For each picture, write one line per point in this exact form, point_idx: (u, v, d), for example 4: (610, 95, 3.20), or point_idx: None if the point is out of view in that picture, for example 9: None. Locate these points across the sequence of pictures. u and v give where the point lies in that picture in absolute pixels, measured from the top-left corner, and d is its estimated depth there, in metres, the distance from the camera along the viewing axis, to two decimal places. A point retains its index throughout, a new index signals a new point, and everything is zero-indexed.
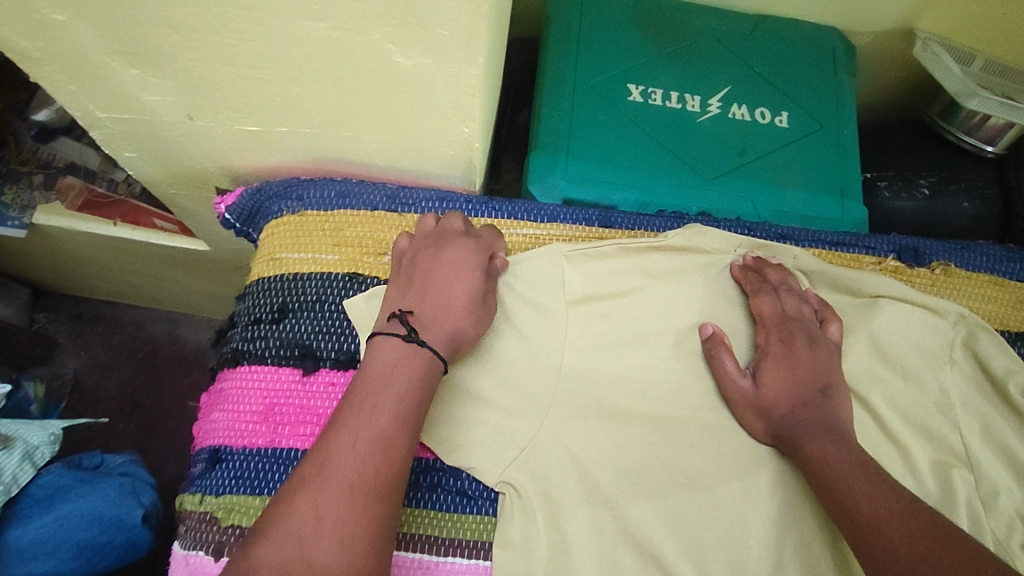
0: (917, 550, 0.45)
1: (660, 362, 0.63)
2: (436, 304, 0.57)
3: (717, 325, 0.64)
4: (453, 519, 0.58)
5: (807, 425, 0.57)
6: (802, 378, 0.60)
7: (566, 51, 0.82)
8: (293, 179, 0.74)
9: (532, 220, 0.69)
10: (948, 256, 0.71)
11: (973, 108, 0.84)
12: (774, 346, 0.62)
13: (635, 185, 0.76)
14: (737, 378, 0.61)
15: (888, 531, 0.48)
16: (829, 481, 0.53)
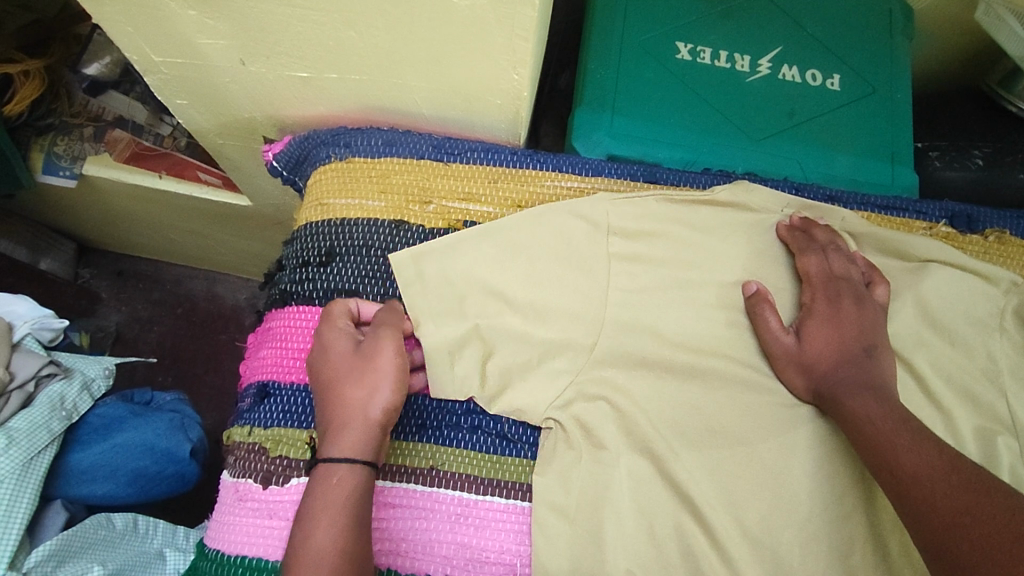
0: (957, 502, 0.45)
1: (702, 319, 0.63)
2: (332, 417, 0.53)
3: (762, 284, 0.64)
4: (492, 460, 0.59)
5: (851, 383, 0.57)
6: (846, 336, 0.59)
7: (613, 9, 0.81)
8: (340, 128, 0.75)
9: (576, 173, 0.68)
10: (1002, 223, 0.69)
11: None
12: (819, 305, 0.61)
13: (680, 144, 0.76)
14: (780, 334, 0.60)
15: (928, 485, 0.47)
16: (870, 437, 0.53)
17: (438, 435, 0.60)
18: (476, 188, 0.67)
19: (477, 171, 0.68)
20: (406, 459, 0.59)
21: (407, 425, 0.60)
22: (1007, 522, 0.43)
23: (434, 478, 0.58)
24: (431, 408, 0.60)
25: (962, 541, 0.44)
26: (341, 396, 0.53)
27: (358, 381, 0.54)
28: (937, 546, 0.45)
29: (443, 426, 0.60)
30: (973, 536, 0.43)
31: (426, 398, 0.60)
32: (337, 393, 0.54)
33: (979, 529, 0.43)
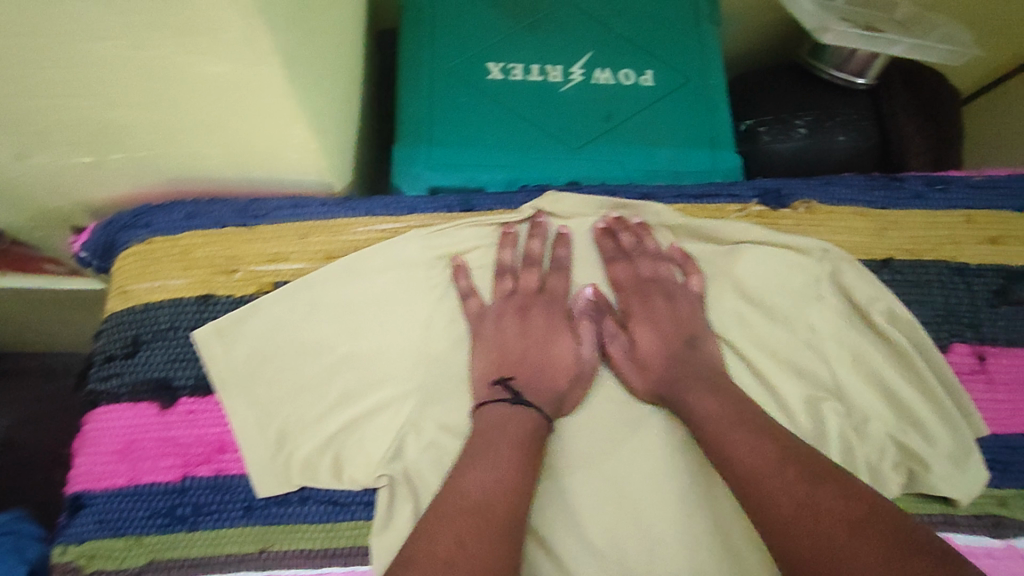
0: (790, 492, 0.47)
1: (534, 320, 0.63)
2: (530, 371, 0.61)
3: (596, 288, 0.66)
4: (327, 529, 0.56)
5: (687, 378, 0.59)
6: (669, 330, 0.63)
7: (420, 38, 0.79)
8: (146, 204, 0.71)
9: (389, 214, 0.67)
10: (810, 193, 0.71)
11: (832, 44, 0.80)
12: (632, 304, 0.65)
13: (502, 164, 0.75)
14: (575, 359, 0.62)
15: (765, 476, 0.49)
16: (709, 430, 0.54)
17: (254, 515, 0.56)
18: (286, 247, 0.65)
19: (285, 230, 0.66)
20: (218, 548, 0.55)
21: (217, 510, 0.56)
22: (843, 512, 0.44)
23: (264, 560, 0.55)
24: (240, 487, 0.57)
25: (796, 529, 0.45)
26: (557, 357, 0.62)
27: (565, 358, 0.62)
28: (781, 543, 0.45)
29: (260, 502, 0.57)
30: (809, 526, 0.44)
31: (236, 476, 0.57)
32: (550, 355, 0.62)
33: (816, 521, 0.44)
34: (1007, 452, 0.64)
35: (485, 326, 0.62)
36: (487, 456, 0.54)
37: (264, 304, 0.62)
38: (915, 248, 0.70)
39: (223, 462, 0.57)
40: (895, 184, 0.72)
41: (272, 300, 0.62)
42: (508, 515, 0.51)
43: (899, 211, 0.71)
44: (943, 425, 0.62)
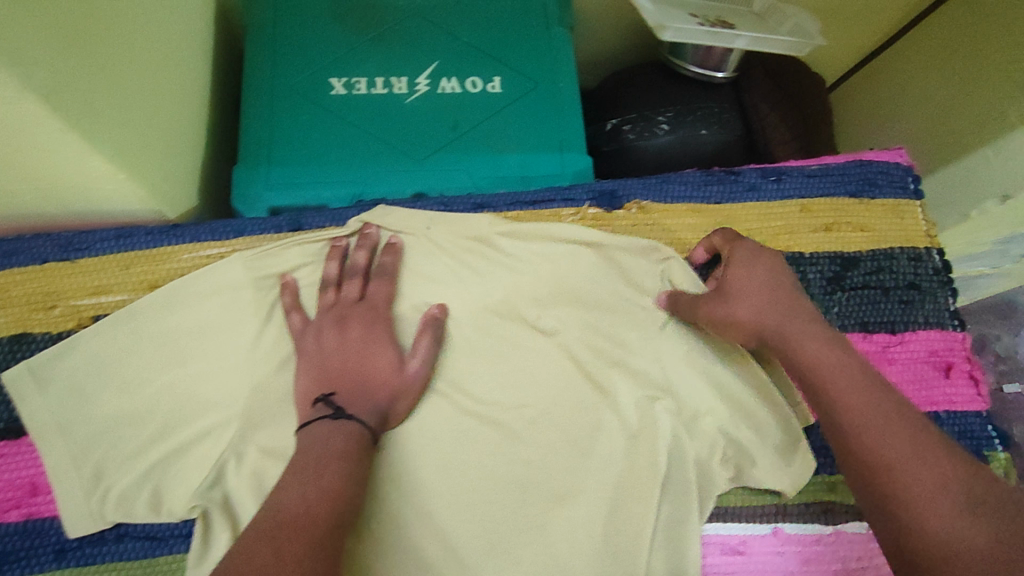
0: (929, 474, 0.45)
1: (355, 332, 0.60)
2: (349, 379, 0.58)
3: (440, 305, 0.64)
4: (143, 565, 0.58)
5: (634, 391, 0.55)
6: (767, 297, 0.57)
7: (261, 57, 0.78)
8: None
9: (214, 240, 0.66)
10: (646, 194, 0.71)
11: (671, 39, 0.80)
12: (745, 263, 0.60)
13: (345, 180, 0.74)
14: (395, 371, 0.60)
15: (898, 456, 0.46)
16: (859, 398, 0.50)
17: (68, 557, 0.57)
18: (108, 279, 0.64)
19: (107, 261, 0.65)
20: None
21: (29, 555, 0.57)
22: (933, 459, 0.46)
23: None
24: (52, 531, 0.58)
25: (932, 523, 0.43)
26: (378, 369, 0.59)
27: (388, 369, 0.60)
28: (898, 517, 0.44)
29: (74, 543, 0.58)
30: (941, 519, 0.42)
31: (47, 520, 0.58)
32: (371, 368, 0.59)
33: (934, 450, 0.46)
34: None
35: (308, 344, 0.60)
36: (300, 467, 0.51)
37: (85, 336, 0.61)
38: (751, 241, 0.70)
39: (35, 507, 0.58)
40: (730, 178, 0.72)
41: (92, 333, 0.61)
42: (322, 525, 0.46)
43: (734, 205, 0.72)
44: (774, 418, 0.64)
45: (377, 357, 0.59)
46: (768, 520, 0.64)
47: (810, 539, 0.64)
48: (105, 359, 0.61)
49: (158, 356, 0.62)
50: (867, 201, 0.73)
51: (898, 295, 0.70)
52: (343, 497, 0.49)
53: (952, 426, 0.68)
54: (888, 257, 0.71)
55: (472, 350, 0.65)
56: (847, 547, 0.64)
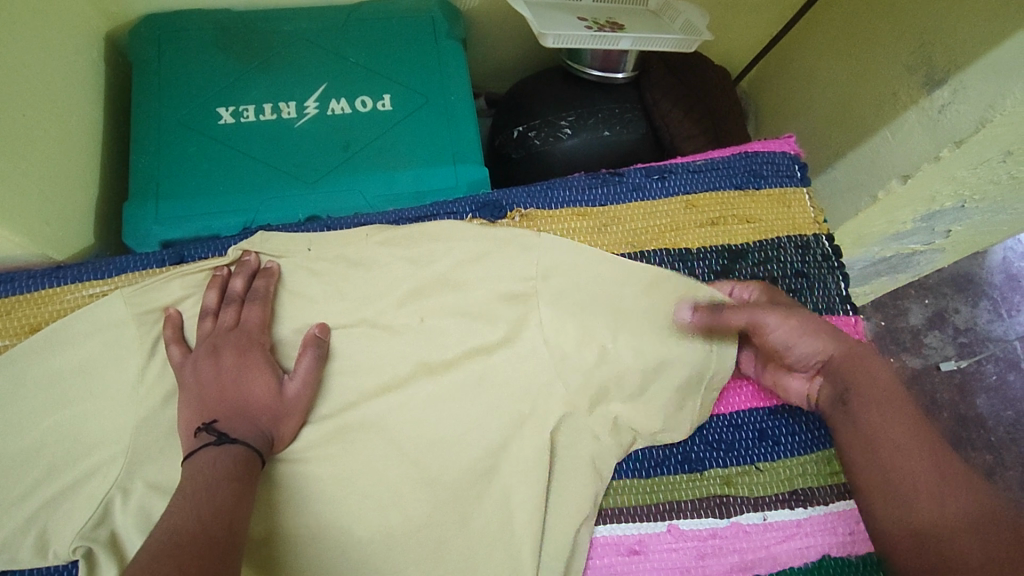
0: (896, 460, 0.56)
1: (231, 359, 0.59)
2: (229, 403, 0.57)
3: (322, 323, 0.64)
4: None
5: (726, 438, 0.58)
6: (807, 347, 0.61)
7: (148, 92, 0.78)
8: None
9: (97, 278, 0.66)
10: (531, 202, 0.71)
11: (552, 47, 0.81)
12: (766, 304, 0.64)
13: (235, 209, 0.74)
14: (275, 394, 0.59)
15: (879, 443, 0.57)
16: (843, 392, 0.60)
17: None
18: None
19: None
20: None
21: None
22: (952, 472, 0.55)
23: None
24: None
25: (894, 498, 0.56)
26: (258, 393, 0.59)
27: (270, 391, 0.59)
28: (870, 491, 0.58)
29: None
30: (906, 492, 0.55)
31: None
32: (249, 392, 0.59)
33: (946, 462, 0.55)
34: (731, 431, 0.67)
35: (186, 376, 0.60)
36: (186, 494, 0.51)
37: None
38: (637, 240, 0.71)
39: None
40: (615, 179, 0.73)
41: None
42: (198, 549, 0.46)
43: (619, 206, 0.72)
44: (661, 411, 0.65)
45: (254, 381, 0.59)
46: (662, 518, 0.63)
47: (706, 534, 0.63)
48: None
49: (39, 399, 0.62)
50: (751, 192, 0.74)
51: (785, 284, 0.71)
52: (221, 519, 0.49)
53: None
54: (774, 247, 0.72)
55: (360, 371, 0.64)
56: (741, 540, 0.63)
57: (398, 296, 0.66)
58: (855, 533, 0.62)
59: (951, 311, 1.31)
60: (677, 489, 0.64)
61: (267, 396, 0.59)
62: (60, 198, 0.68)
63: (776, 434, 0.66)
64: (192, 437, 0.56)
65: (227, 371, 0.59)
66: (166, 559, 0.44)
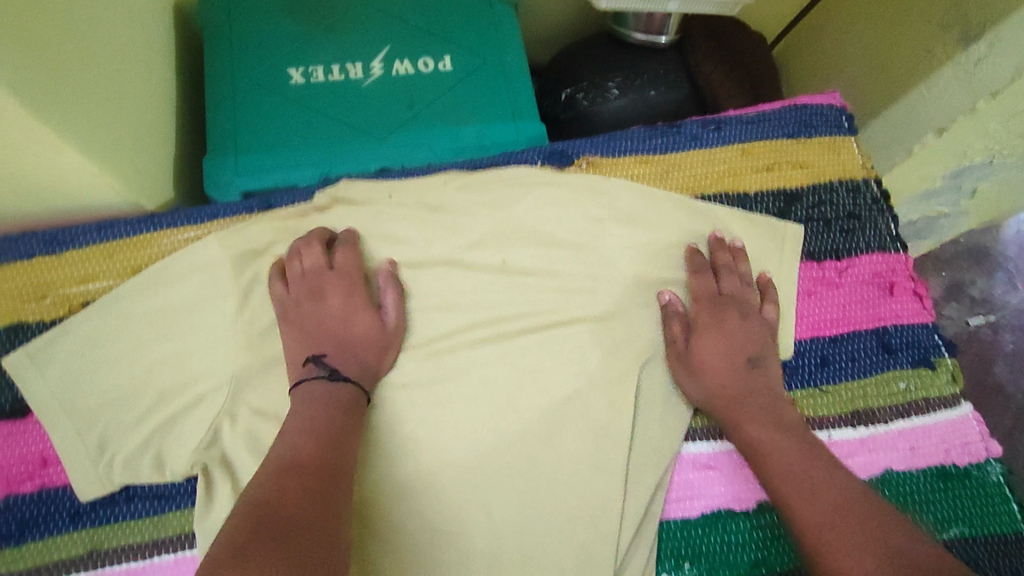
0: (805, 475, 0.56)
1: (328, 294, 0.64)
2: (329, 340, 0.63)
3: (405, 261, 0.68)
4: (153, 523, 0.60)
5: (738, 407, 0.63)
6: (731, 352, 0.65)
7: (223, 53, 0.82)
8: None
9: (190, 224, 0.70)
10: (594, 149, 0.75)
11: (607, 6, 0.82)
12: (709, 328, 0.66)
13: (311, 161, 0.78)
14: (369, 325, 0.64)
15: (791, 461, 0.58)
16: (736, 415, 0.63)
17: (76, 522, 0.60)
18: (95, 267, 0.68)
19: (92, 252, 0.68)
20: (31, 561, 0.59)
21: (21, 527, 0.59)
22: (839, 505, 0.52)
23: (95, 560, 0.59)
24: (53, 500, 0.60)
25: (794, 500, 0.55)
26: (356, 326, 0.64)
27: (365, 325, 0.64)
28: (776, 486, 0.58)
29: (82, 509, 0.60)
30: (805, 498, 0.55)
31: (54, 489, 0.61)
32: (350, 325, 0.64)
33: (863, 516, 0.51)
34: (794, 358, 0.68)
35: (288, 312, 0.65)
36: (298, 423, 0.56)
37: (75, 321, 0.64)
38: (696, 185, 0.75)
39: (45, 476, 0.61)
40: (673, 130, 0.76)
41: (81, 318, 0.64)
42: (320, 475, 0.52)
43: (679, 153, 0.76)
44: None
45: (353, 317, 0.64)
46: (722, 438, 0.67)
47: None
48: (95, 341, 0.64)
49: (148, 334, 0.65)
50: (803, 140, 0.77)
51: (837, 225, 0.73)
52: (333, 451, 0.54)
53: (900, 338, 0.69)
54: (827, 191, 0.75)
55: (443, 308, 0.68)
56: None
57: (474, 238, 0.70)
58: (914, 448, 0.64)
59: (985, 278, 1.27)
60: None
61: (364, 329, 0.64)
62: (151, 151, 0.72)
63: (837, 360, 0.68)
64: (301, 367, 0.62)
65: (326, 310, 0.64)
66: (288, 490, 0.49)
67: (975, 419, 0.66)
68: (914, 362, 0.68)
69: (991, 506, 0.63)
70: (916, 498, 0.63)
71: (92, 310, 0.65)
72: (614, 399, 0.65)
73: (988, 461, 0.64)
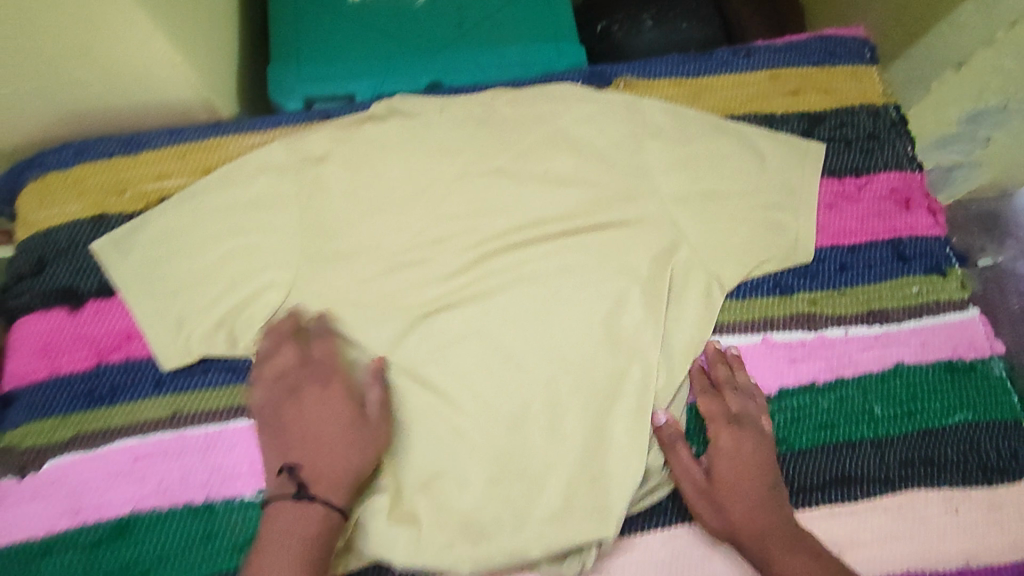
0: None
1: None
2: (299, 438, 0.60)
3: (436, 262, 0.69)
4: (228, 392, 0.66)
5: (770, 537, 0.59)
6: (746, 469, 0.62)
7: None
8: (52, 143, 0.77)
9: (255, 130, 0.76)
10: (631, 72, 0.81)
11: None
12: (723, 443, 0.63)
13: (367, 73, 0.83)
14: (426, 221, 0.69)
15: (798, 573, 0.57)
16: (746, 528, 0.60)
17: (158, 390, 0.66)
18: (168, 167, 0.73)
19: (166, 153, 0.74)
20: (118, 420, 0.65)
21: (109, 392, 0.66)
22: None
23: (176, 423, 0.65)
24: (138, 369, 0.66)
25: None
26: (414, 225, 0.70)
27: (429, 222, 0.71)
28: None
29: (163, 378, 0.66)
30: None
31: (138, 359, 0.67)
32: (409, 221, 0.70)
33: None
34: (817, 262, 0.73)
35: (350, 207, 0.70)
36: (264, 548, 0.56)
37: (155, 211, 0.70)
38: (727, 106, 0.79)
39: (130, 347, 0.67)
40: (705, 57, 0.81)
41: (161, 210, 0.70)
42: None
43: (710, 78, 0.80)
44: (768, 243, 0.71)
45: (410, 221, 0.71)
46: (758, 331, 0.70)
47: (797, 344, 0.70)
48: (170, 230, 0.69)
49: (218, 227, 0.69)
50: (827, 68, 0.81)
51: (858, 145, 0.77)
52: None
53: (914, 249, 0.73)
54: (850, 113, 0.79)
55: (493, 210, 0.71)
56: (830, 350, 0.70)
57: (523, 146, 0.74)
58: (924, 344, 0.70)
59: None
60: (771, 307, 0.71)
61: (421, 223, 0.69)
62: (218, 61, 0.78)
63: (855, 266, 0.73)
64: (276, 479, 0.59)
65: (307, 412, 0.61)
66: None
67: (981, 322, 0.71)
68: (927, 270, 0.73)
69: (994, 399, 0.68)
70: (923, 389, 0.69)
71: (171, 202, 0.71)
72: (656, 297, 0.68)
73: (992, 358, 0.70)
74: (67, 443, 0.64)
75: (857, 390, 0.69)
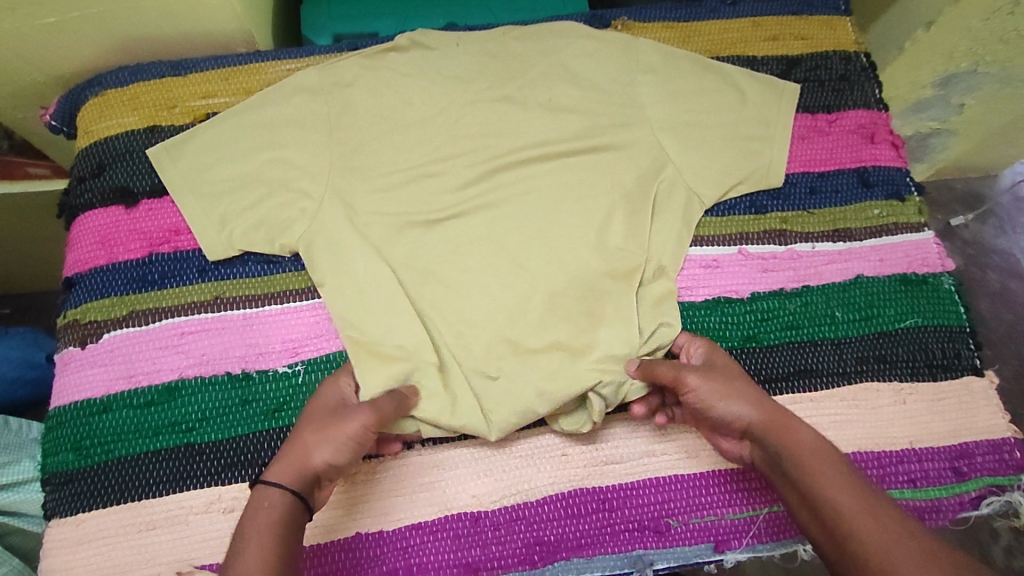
0: (832, 480, 0.58)
1: None
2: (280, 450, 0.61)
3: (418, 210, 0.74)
4: (264, 281, 0.76)
5: (779, 438, 0.62)
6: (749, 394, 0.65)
7: None
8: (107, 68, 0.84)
9: (291, 58, 0.85)
10: (628, 15, 0.89)
11: None
12: (719, 373, 0.67)
13: (389, 11, 0.92)
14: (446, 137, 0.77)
15: (815, 466, 0.59)
16: (765, 431, 0.63)
17: (203, 277, 0.75)
18: (214, 88, 0.82)
19: (211, 75, 0.83)
20: (168, 301, 0.74)
21: (161, 277, 0.75)
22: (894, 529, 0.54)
23: (219, 305, 0.74)
24: (186, 259, 0.76)
25: (836, 517, 0.57)
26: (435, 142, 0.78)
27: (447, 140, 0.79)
28: (805, 488, 0.59)
29: (208, 267, 0.76)
30: (841, 507, 0.57)
31: (186, 250, 0.76)
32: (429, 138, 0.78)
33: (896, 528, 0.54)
34: (791, 186, 0.81)
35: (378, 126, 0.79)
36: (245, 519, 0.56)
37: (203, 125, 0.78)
38: (714, 48, 0.88)
39: (179, 239, 0.76)
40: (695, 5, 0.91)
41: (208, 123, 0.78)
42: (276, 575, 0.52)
43: (699, 22, 0.89)
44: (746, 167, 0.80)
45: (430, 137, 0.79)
46: (735, 244, 0.79)
47: (769, 256, 0.79)
48: (216, 141, 0.78)
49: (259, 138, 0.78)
50: (806, 16, 0.90)
51: (830, 85, 0.86)
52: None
53: (877, 177, 0.82)
54: (824, 57, 0.87)
55: (505, 133, 0.80)
56: (799, 262, 0.78)
57: (530, 78, 0.83)
58: (883, 258, 0.79)
59: (953, 220, 1.31)
60: (747, 224, 0.80)
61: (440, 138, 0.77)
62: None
63: (823, 190, 0.81)
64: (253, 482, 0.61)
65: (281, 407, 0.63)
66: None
67: (934, 243, 0.80)
68: (887, 196, 0.82)
69: (944, 307, 0.78)
70: (882, 298, 0.77)
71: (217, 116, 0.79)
72: (647, 209, 0.77)
73: (943, 274, 0.79)
74: (123, 319, 0.73)
75: (823, 297, 0.77)
